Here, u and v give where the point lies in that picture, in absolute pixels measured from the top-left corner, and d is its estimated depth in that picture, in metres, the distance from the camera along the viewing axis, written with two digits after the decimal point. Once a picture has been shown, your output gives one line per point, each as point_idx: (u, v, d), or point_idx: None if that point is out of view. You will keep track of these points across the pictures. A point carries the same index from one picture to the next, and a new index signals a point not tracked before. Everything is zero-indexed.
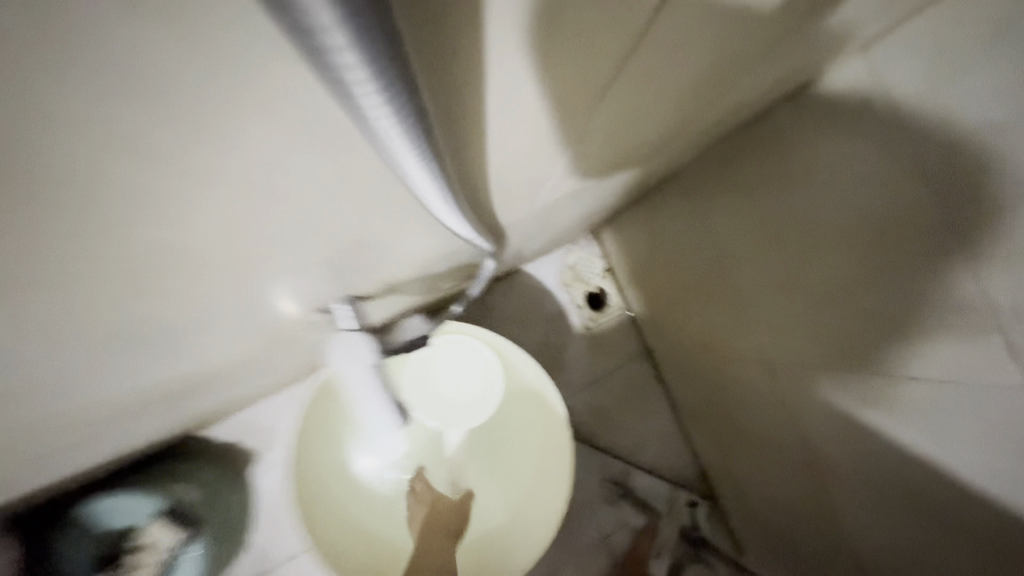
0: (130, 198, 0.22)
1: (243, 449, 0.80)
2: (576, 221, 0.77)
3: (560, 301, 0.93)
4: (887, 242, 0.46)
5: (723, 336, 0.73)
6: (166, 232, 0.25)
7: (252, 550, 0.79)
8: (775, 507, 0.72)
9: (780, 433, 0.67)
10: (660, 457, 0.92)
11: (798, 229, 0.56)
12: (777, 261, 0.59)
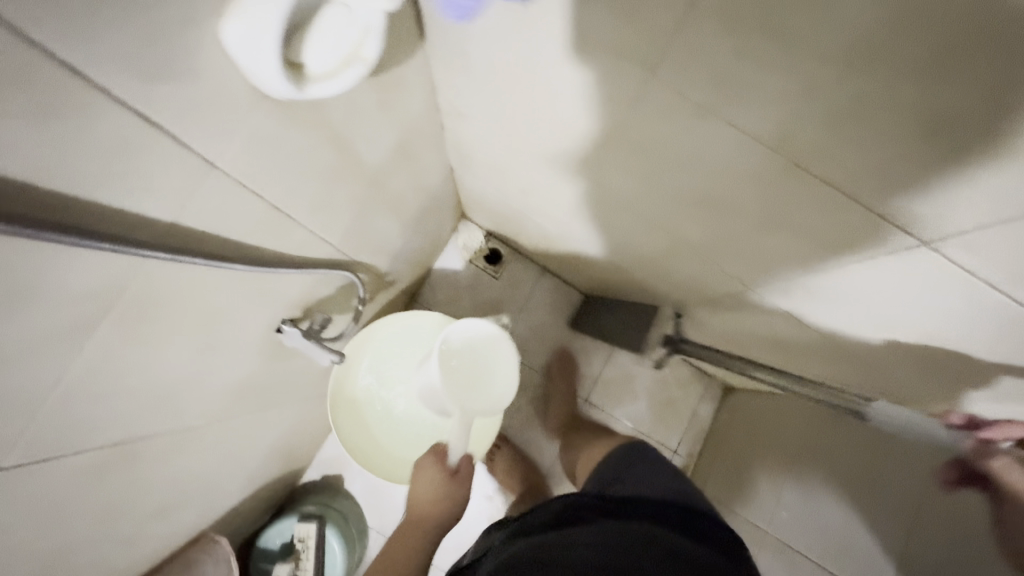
0: (149, 386, 0.47)
1: (333, 474, 1.18)
2: (438, 224, 1.13)
3: (470, 274, 1.30)
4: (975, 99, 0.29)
5: (616, 172, 0.63)
6: (177, 360, 0.49)
7: (375, 528, 1.17)
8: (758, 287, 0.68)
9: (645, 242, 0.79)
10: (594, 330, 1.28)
11: (884, 77, 0.32)
12: (835, 116, 0.36)
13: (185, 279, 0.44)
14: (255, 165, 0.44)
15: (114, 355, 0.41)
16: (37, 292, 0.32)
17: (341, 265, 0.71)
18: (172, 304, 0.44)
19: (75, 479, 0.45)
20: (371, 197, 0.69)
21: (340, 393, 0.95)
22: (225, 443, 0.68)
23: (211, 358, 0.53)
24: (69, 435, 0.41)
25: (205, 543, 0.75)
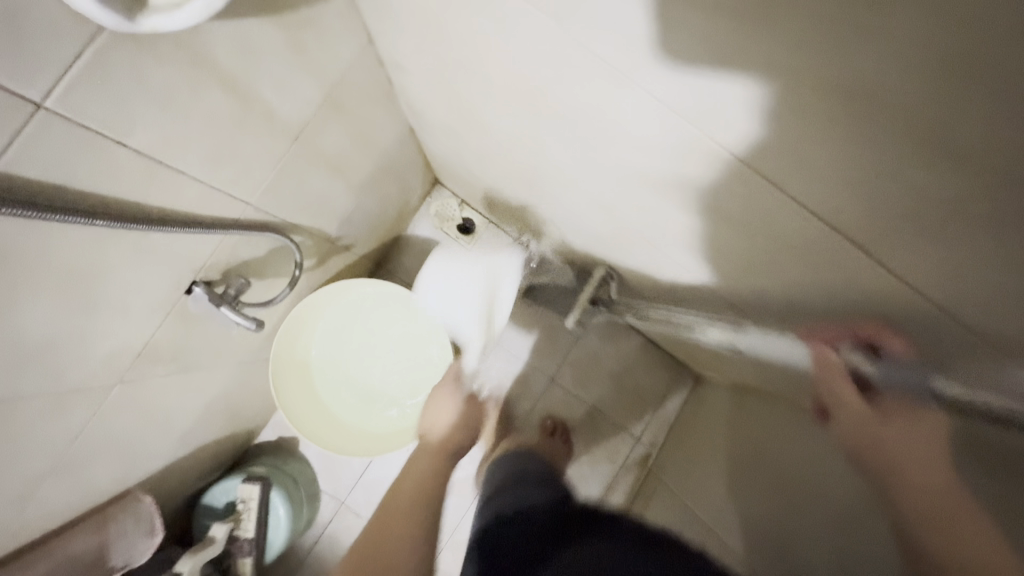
0: (13, 346, 0.43)
1: (288, 437, 1.17)
2: (402, 189, 1.08)
3: (440, 243, 1.25)
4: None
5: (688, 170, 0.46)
6: (51, 319, 0.45)
7: (327, 492, 1.17)
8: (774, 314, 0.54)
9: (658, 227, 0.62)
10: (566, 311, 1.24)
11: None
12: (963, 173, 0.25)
13: (42, 234, 0.40)
14: (112, 109, 0.39)
15: None
16: None
17: (268, 227, 0.67)
18: (28, 263, 0.40)
19: None
20: (296, 154, 0.63)
21: (289, 363, 0.95)
22: (141, 405, 0.66)
23: (93, 318, 0.49)
24: None
25: (130, 502, 0.73)
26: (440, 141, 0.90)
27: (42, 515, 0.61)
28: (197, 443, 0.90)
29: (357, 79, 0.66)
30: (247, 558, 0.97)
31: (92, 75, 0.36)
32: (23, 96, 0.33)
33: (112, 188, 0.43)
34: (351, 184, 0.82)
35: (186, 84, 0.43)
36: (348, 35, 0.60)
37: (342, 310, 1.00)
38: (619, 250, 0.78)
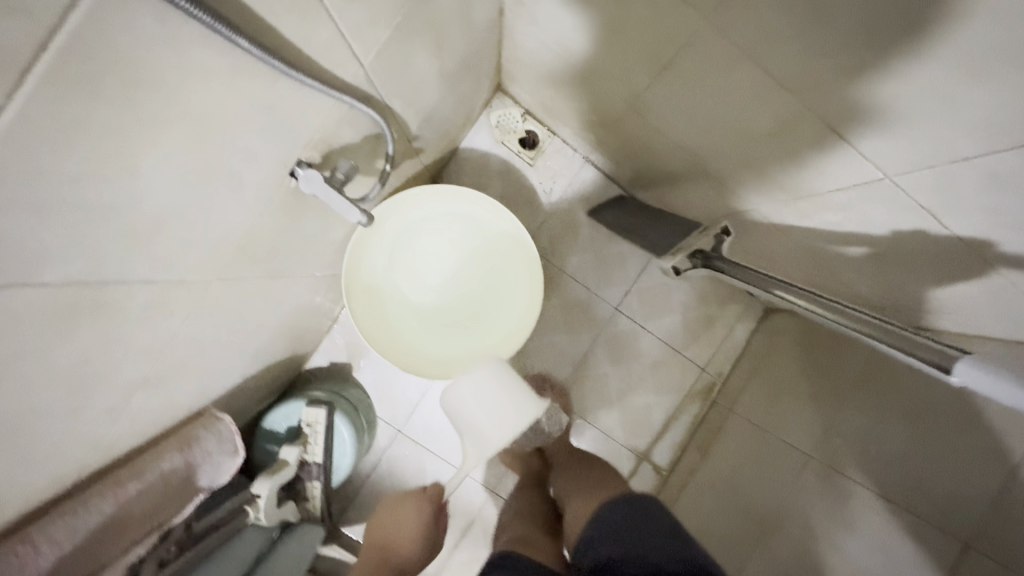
0: (140, 224, 0.35)
1: (341, 363, 1.11)
2: (473, 90, 0.95)
3: (501, 157, 1.14)
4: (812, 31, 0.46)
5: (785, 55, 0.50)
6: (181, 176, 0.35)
7: (383, 420, 1.12)
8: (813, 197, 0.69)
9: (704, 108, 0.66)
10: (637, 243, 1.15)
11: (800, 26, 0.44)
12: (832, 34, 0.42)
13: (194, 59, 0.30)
14: None
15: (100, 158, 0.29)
16: None
17: (371, 103, 0.56)
18: (182, 100, 0.31)
19: (58, 323, 0.34)
20: (412, 5, 0.51)
21: (358, 286, 0.86)
22: (231, 310, 0.57)
23: (221, 206, 0.41)
24: (52, 248, 0.30)
25: (208, 420, 0.65)
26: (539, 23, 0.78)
27: (129, 428, 0.53)
28: (264, 361, 0.82)
29: None
30: (316, 483, 0.91)
31: None
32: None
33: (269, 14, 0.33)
34: (444, 68, 0.71)
35: None
36: None
37: (409, 234, 0.91)
38: (751, 152, 0.70)
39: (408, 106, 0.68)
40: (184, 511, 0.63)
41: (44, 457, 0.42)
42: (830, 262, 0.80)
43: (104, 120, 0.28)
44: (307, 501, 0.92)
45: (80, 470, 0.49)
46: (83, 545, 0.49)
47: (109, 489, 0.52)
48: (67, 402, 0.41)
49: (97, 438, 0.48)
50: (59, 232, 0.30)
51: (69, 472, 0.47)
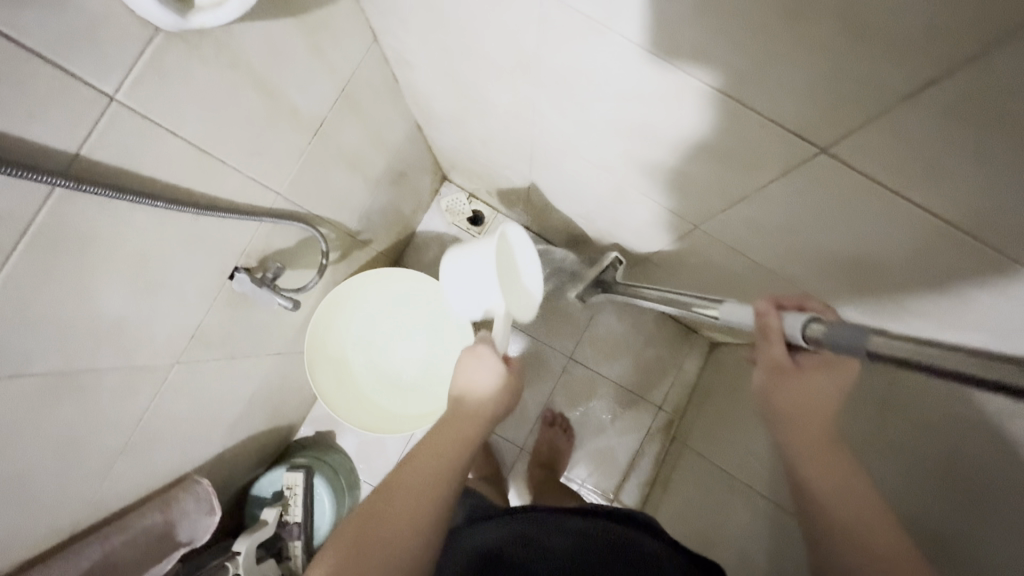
0: (112, 338, 0.52)
1: (325, 432, 1.23)
2: (414, 186, 1.14)
3: (454, 236, 1.31)
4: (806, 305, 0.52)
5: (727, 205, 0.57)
6: (141, 299, 0.53)
7: (366, 481, 1.22)
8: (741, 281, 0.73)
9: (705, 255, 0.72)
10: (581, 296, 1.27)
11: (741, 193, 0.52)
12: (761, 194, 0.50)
13: (129, 224, 0.47)
14: (182, 112, 0.46)
15: (78, 298, 0.46)
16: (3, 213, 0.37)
17: (297, 217, 0.72)
18: (128, 246, 0.48)
19: (52, 402, 0.49)
20: (318, 147, 0.69)
21: (324, 358, 1.01)
22: (199, 387, 0.72)
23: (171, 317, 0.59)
24: (55, 349, 0.47)
25: (188, 483, 0.79)
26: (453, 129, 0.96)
27: (117, 490, 0.67)
28: (245, 433, 0.96)
29: (366, 77, 0.72)
30: (296, 542, 1.01)
31: (144, 73, 0.41)
32: (87, 86, 0.38)
33: (191, 186, 0.52)
34: (367, 179, 0.88)
35: (238, 88, 0.51)
36: (348, 33, 0.62)
37: (371, 306, 1.06)
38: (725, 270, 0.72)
39: (340, 211, 0.86)
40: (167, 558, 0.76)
41: (48, 505, 0.56)
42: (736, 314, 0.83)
43: (63, 270, 0.43)
44: (289, 560, 1.01)
45: (82, 518, 0.63)
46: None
47: (96, 542, 0.64)
48: (65, 463, 0.55)
49: (90, 495, 0.62)
50: (58, 339, 0.46)
51: (69, 522, 0.61)
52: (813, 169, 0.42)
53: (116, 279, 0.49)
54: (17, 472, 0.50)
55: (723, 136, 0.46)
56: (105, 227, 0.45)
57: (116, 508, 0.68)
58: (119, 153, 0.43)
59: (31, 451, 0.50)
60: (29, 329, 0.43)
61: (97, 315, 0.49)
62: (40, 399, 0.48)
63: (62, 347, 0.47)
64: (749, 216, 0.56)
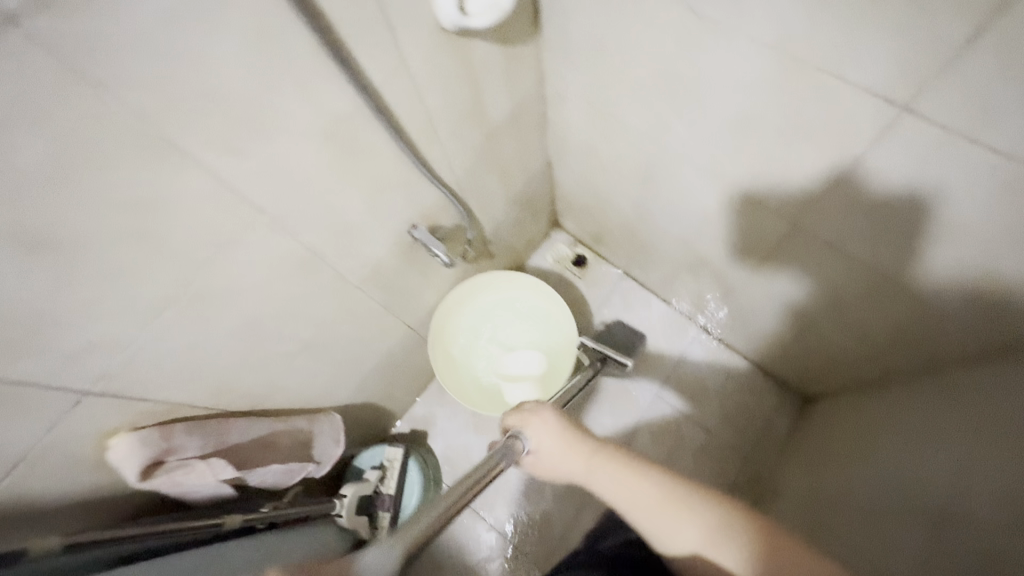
0: (335, 239, 0.71)
1: (420, 430, 1.33)
2: (533, 219, 1.33)
3: (557, 273, 1.46)
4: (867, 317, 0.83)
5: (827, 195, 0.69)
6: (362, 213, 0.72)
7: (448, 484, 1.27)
8: (823, 277, 0.85)
9: (795, 252, 0.85)
10: (671, 340, 1.35)
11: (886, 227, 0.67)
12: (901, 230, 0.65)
13: (377, 149, 0.68)
14: (427, 78, 0.67)
15: (335, 193, 0.66)
16: (328, 106, 0.57)
17: (459, 202, 0.93)
18: (371, 164, 0.68)
19: (289, 269, 0.67)
20: (486, 148, 0.91)
21: (440, 345, 1.15)
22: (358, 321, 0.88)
23: (367, 241, 0.77)
24: (309, 226, 0.65)
25: (324, 413, 0.92)
26: (738, 94, 0.66)
27: (284, 385, 0.81)
28: (364, 396, 1.09)
29: (526, 105, 0.94)
30: (386, 512, 1.07)
31: (420, 48, 0.63)
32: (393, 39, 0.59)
33: (413, 139, 0.72)
34: (506, 193, 1.09)
35: (457, 80, 0.73)
36: (523, 64, 0.85)
37: (482, 306, 1.21)
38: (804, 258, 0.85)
39: (482, 214, 1.05)
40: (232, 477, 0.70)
41: (247, 366, 0.71)
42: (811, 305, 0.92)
43: (337, 165, 0.63)
44: (377, 530, 1.05)
45: (256, 396, 0.77)
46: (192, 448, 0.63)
47: (264, 419, 0.78)
48: (271, 331, 0.71)
49: (268, 375, 0.76)
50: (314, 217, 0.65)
51: (250, 392, 0.75)
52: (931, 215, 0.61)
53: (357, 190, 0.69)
54: (249, 318, 0.66)
55: (823, 114, 0.60)
56: (367, 142, 0.65)
57: (269, 406, 0.81)
58: (390, 96, 0.64)
59: (262, 307, 0.67)
60: (304, 199, 0.62)
61: (339, 212, 0.68)
62: (285, 261, 0.65)
63: (311, 228, 0.66)
64: (834, 196, 0.68)
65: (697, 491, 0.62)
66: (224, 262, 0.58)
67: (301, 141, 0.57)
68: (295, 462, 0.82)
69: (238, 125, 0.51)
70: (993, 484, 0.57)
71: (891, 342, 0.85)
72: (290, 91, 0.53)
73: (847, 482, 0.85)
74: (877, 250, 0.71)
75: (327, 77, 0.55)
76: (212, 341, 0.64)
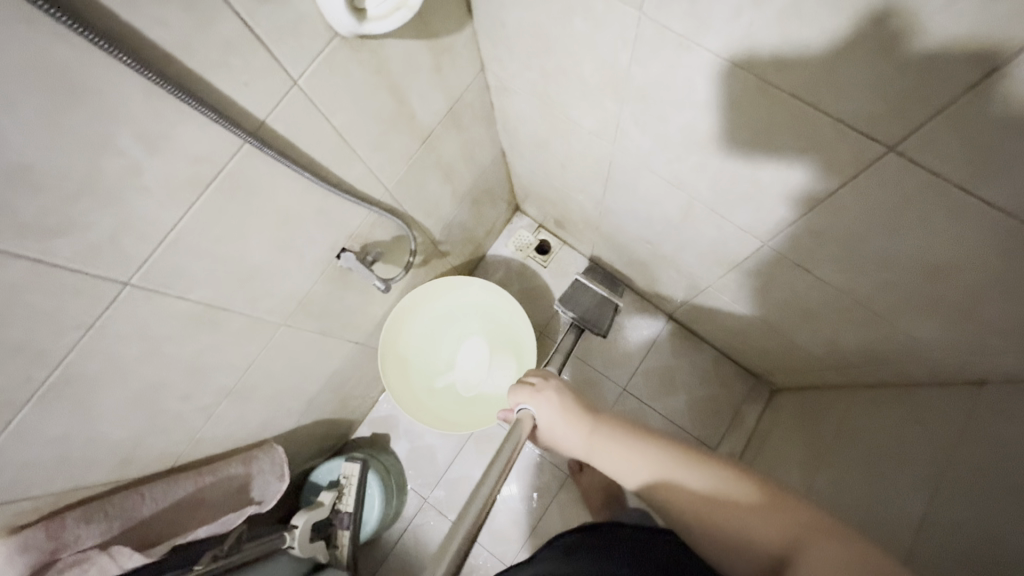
0: (240, 286, 0.61)
1: (381, 434, 1.28)
2: (490, 209, 1.23)
3: (520, 262, 1.38)
4: (842, 329, 0.79)
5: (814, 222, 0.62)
6: (270, 251, 0.62)
7: (413, 489, 1.24)
8: (797, 294, 0.80)
9: (776, 272, 0.79)
10: (639, 331, 1.30)
11: (874, 250, 0.59)
12: (892, 253, 0.58)
13: (278, 183, 0.57)
14: (331, 93, 0.56)
15: (229, 240, 0.56)
16: (195, 153, 0.46)
17: (396, 213, 0.82)
18: (272, 199, 0.57)
19: (185, 329, 0.58)
20: (422, 152, 0.80)
21: (394, 359, 1.08)
22: (290, 354, 0.80)
23: (285, 277, 0.67)
24: (201, 281, 0.56)
25: (266, 446, 0.86)
26: (699, 105, 0.56)
27: (209, 435, 0.74)
28: (312, 416, 1.02)
29: (467, 97, 0.82)
30: (345, 531, 1.04)
31: (314, 61, 0.51)
32: (274, 59, 0.48)
33: (324, 163, 0.61)
34: (453, 191, 0.98)
35: (373, 89, 0.61)
36: (458, 56, 0.73)
37: (431, 315, 1.13)
38: (778, 272, 0.78)
39: (427, 217, 0.95)
40: (150, 552, 0.65)
41: (154, 432, 0.63)
42: (784, 313, 0.88)
43: (224, 212, 0.53)
44: (337, 548, 1.04)
45: (174, 455, 0.69)
46: (91, 538, 0.59)
47: (189, 475, 0.71)
48: (177, 393, 0.63)
49: (185, 432, 0.69)
50: (206, 270, 0.55)
51: (166, 453, 0.67)
52: (926, 241, 0.53)
53: (259, 231, 0.58)
54: (144, 389, 0.58)
55: (797, 135, 0.51)
56: (261, 179, 0.54)
57: (195, 457, 0.74)
58: (284, 124, 0.53)
59: (157, 375, 0.58)
60: (187, 257, 0.52)
61: (240, 257, 0.58)
62: (176, 323, 0.56)
63: (203, 283, 0.56)
64: (812, 221, 0.62)
65: (717, 477, 0.58)
66: (89, 346, 0.48)
67: (168, 196, 0.47)
68: (232, 511, 0.77)
69: (64, 197, 0.40)
70: (972, 526, 0.52)
71: (861, 356, 0.82)
72: (134, 145, 0.42)
73: (812, 493, 0.84)
74: (854, 275, 0.66)
75: (188, 119, 0.44)
76: (100, 422, 0.55)
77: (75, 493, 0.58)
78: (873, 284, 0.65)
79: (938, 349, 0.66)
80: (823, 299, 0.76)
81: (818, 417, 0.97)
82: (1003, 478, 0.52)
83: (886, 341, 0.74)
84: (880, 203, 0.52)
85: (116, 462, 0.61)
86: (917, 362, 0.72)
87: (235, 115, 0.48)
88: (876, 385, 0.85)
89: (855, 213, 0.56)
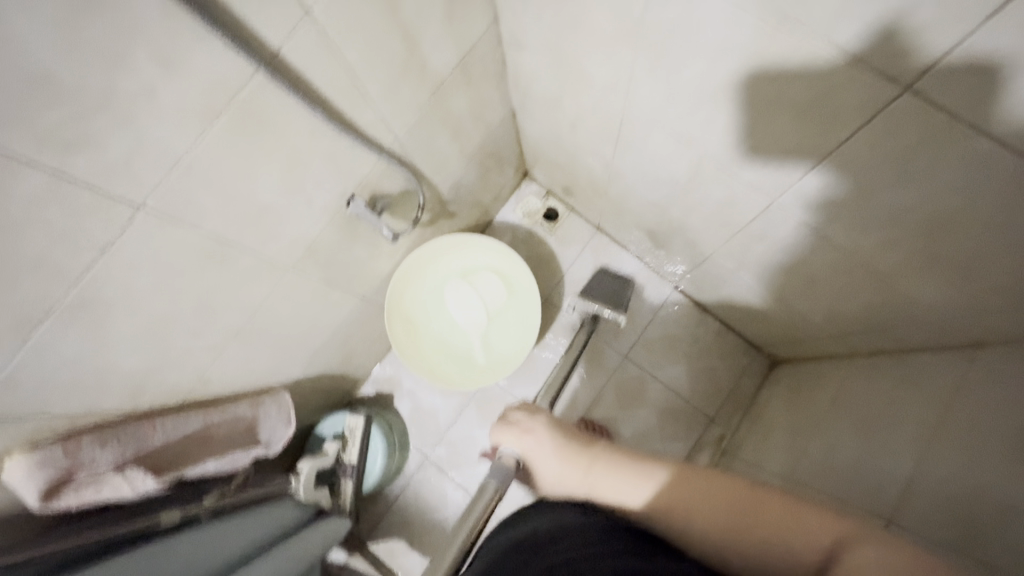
0: (250, 225, 0.62)
1: (385, 393, 1.31)
2: (499, 172, 1.23)
3: (527, 228, 1.38)
4: (845, 295, 0.78)
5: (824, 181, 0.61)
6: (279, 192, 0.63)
7: (415, 446, 1.27)
8: (804, 258, 0.79)
9: (784, 238, 0.78)
10: (643, 300, 1.30)
11: (884, 209, 0.58)
12: (906, 213, 0.57)
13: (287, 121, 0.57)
14: (342, 31, 0.56)
15: (239, 175, 0.56)
16: (209, 80, 0.47)
17: (404, 165, 0.82)
18: (282, 137, 0.58)
19: (196, 264, 0.59)
20: (432, 104, 0.79)
21: (399, 317, 1.09)
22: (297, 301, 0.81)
23: (294, 221, 0.68)
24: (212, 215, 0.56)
25: (273, 392, 0.88)
26: (712, 52, 0.55)
27: (218, 375, 0.75)
28: (318, 369, 1.04)
29: (479, 50, 0.81)
30: (348, 480, 1.07)
31: None
32: None
33: (335, 105, 0.61)
34: (462, 149, 0.97)
35: (384, 30, 0.61)
36: (471, 4, 0.72)
37: (435, 275, 1.14)
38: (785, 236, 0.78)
39: (435, 175, 0.95)
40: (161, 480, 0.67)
41: (166, 366, 0.65)
42: (788, 281, 0.88)
43: (235, 145, 0.53)
44: (339, 497, 1.07)
45: (184, 391, 0.71)
46: (105, 460, 0.61)
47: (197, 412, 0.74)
48: (188, 328, 0.64)
49: (195, 370, 0.70)
50: (217, 204, 0.56)
51: (176, 388, 0.69)
52: (938, 197, 0.52)
53: (269, 169, 0.59)
54: (156, 320, 0.59)
55: (811, 84, 0.50)
56: (272, 114, 0.54)
57: (204, 396, 0.76)
58: (295, 59, 0.53)
59: (169, 307, 0.59)
60: (199, 188, 0.53)
61: (250, 195, 0.59)
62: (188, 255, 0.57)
63: (214, 219, 0.57)
64: (824, 180, 0.62)
65: (722, 487, 0.50)
66: (102, 270, 0.49)
67: (179, 122, 0.47)
68: (241, 450, 0.79)
69: (79, 112, 0.40)
70: (983, 489, 0.52)
71: (863, 324, 0.82)
72: (149, 66, 0.42)
73: (808, 457, 0.85)
74: (858, 237, 0.66)
75: (200, 43, 0.44)
76: (114, 349, 0.57)
77: (88, 418, 0.60)
78: (883, 244, 0.64)
79: (941, 314, 0.67)
80: (832, 265, 0.75)
81: (818, 386, 0.98)
82: (999, 444, 0.53)
83: (889, 308, 0.74)
84: (891, 156, 0.52)
85: (128, 393, 0.63)
86: (922, 327, 0.71)
87: (248, 44, 0.48)
88: (876, 353, 0.85)
89: (867, 171, 0.55)
